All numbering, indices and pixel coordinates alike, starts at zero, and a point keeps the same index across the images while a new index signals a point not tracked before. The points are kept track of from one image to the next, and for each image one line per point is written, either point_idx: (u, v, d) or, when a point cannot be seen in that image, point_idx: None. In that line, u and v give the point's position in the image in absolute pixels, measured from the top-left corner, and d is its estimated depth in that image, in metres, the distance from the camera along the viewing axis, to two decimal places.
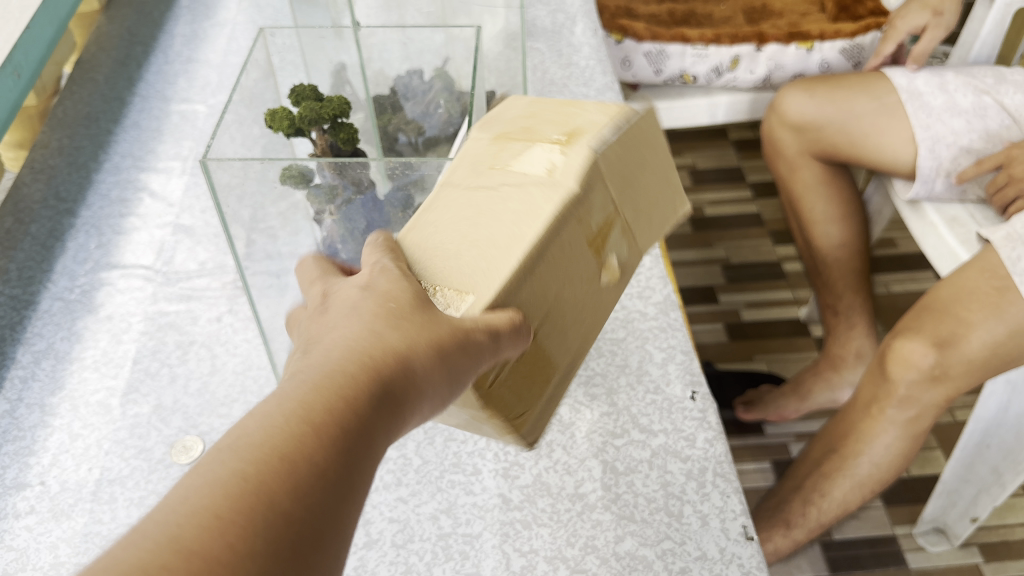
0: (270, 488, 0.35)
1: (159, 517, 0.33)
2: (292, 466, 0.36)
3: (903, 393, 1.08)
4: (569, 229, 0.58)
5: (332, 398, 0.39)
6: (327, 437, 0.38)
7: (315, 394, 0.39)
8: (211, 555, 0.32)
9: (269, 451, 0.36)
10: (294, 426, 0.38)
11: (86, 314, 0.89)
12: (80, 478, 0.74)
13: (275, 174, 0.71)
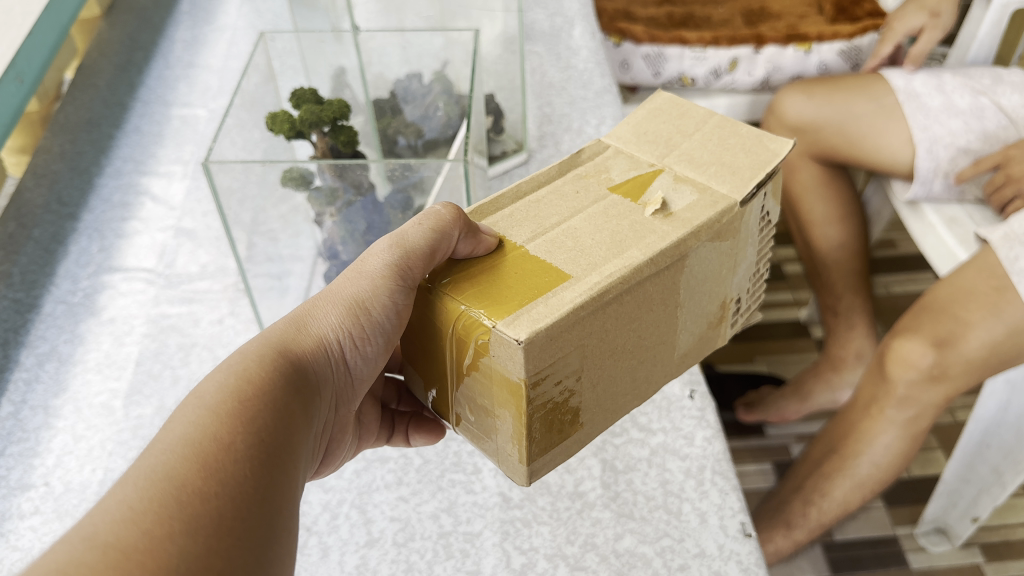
0: (200, 481, 0.42)
1: (91, 533, 0.39)
2: (205, 484, 0.42)
3: (902, 393, 1.08)
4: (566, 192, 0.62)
5: (235, 405, 0.47)
6: (234, 456, 0.45)
7: (223, 402, 0.47)
8: (155, 539, 0.39)
9: (190, 450, 0.44)
10: (209, 430, 0.45)
11: (88, 317, 0.90)
12: (84, 479, 0.75)
13: (275, 177, 0.72)
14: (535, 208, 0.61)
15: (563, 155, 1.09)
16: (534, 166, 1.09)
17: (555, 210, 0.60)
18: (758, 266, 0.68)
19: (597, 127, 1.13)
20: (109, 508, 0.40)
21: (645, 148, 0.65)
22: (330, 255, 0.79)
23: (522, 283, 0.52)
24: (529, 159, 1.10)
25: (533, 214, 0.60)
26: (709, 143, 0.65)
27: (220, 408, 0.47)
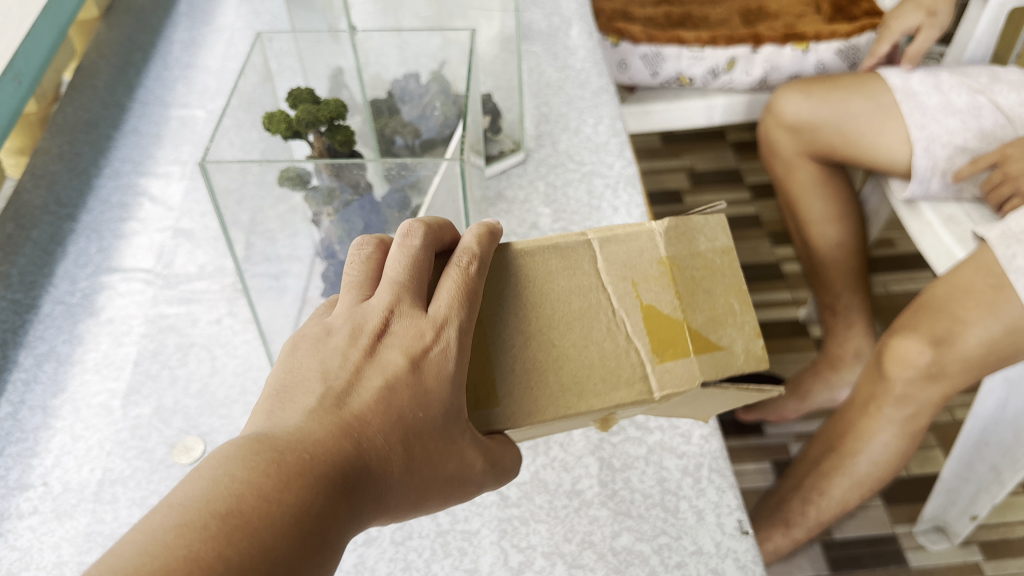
0: (217, 550, 0.36)
1: None
2: (218, 549, 0.37)
3: (901, 391, 1.08)
4: (610, 360, 0.54)
5: (278, 503, 0.40)
6: (259, 522, 0.39)
7: (285, 494, 0.40)
8: None
9: (209, 540, 0.37)
10: (237, 485, 0.40)
11: (86, 317, 0.90)
12: (83, 479, 0.75)
13: (272, 177, 0.71)
14: (561, 347, 0.54)
15: (561, 155, 1.10)
16: (532, 166, 1.09)
17: (579, 364, 0.54)
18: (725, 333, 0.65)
19: (595, 127, 1.14)
20: (119, 569, 0.35)
21: (700, 362, 0.54)
22: (327, 254, 0.80)
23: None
24: (526, 158, 1.10)
25: (555, 375, 0.54)
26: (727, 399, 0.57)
27: (274, 473, 0.41)
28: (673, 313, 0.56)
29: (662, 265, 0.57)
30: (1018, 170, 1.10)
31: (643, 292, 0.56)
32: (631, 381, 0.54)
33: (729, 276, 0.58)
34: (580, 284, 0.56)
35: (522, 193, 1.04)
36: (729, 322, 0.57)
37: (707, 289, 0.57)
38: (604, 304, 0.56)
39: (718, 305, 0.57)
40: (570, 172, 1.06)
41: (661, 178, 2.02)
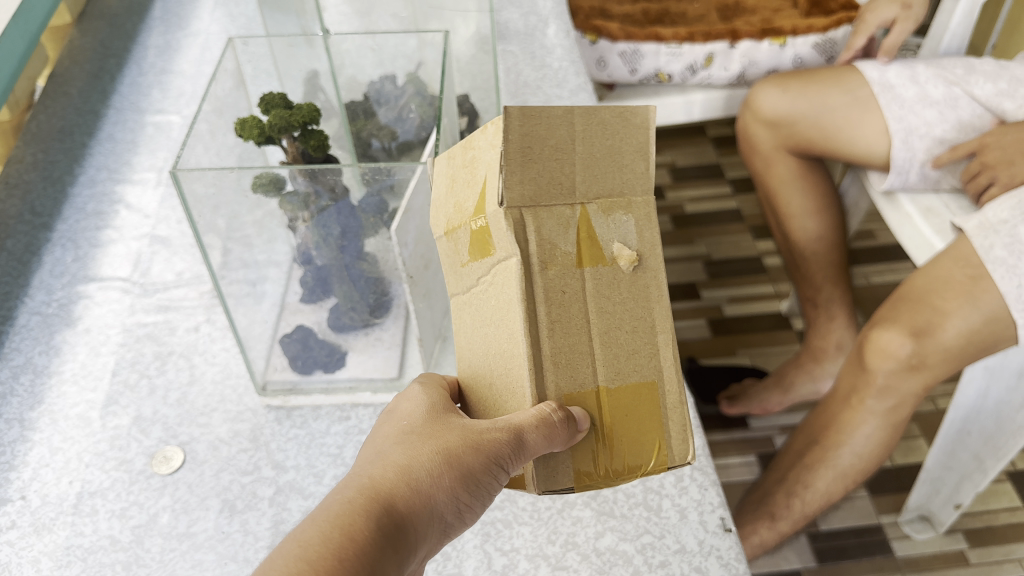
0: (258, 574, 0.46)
1: None
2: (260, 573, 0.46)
3: (882, 383, 1.08)
4: (501, 299, 0.55)
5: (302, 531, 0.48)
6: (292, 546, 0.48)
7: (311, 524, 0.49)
8: None
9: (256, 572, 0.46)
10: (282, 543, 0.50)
11: (63, 327, 0.89)
12: (61, 492, 0.74)
13: (246, 183, 0.70)
14: (487, 342, 0.58)
15: None
16: None
17: (503, 336, 0.56)
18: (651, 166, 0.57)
19: None
20: None
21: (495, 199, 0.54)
22: (304, 260, 0.78)
23: (640, 444, 0.56)
24: None
25: (503, 352, 0.56)
26: (539, 155, 0.53)
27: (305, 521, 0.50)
28: (468, 229, 0.57)
29: (450, 235, 0.60)
30: (995, 157, 1.10)
31: (465, 254, 0.59)
32: (513, 283, 0.54)
33: (457, 154, 0.59)
34: (472, 315, 0.59)
35: None
36: (478, 161, 0.56)
37: (463, 189, 0.59)
38: (480, 287, 0.58)
39: (467, 178, 0.58)
40: None
41: None
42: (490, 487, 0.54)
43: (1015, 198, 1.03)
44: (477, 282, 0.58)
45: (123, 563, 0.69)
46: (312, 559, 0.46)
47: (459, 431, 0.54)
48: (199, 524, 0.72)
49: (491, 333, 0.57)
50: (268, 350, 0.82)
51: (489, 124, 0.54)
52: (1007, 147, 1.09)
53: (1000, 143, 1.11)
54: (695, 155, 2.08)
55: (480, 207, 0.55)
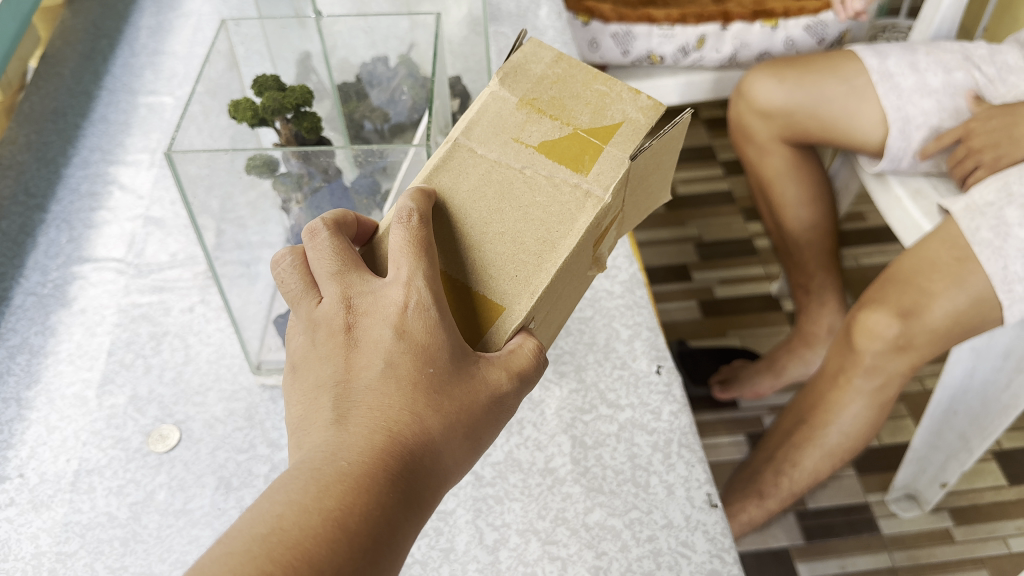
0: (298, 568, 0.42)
1: None
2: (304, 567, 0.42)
3: (869, 363, 1.09)
4: (548, 206, 0.57)
5: (338, 516, 0.44)
6: (327, 530, 0.44)
7: (343, 502, 0.45)
8: None
9: (280, 562, 0.42)
10: (295, 504, 0.44)
11: (59, 308, 0.90)
12: (58, 470, 0.75)
13: (240, 165, 0.70)
14: (492, 216, 0.57)
15: None
16: None
17: (528, 231, 0.57)
18: None
19: None
20: None
21: (619, 144, 0.59)
22: (296, 241, 0.79)
23: None
24: None
25: (504, 261, 0.56)
26: (665, 150, 0.63)
27: (324, 484, 0.45)
28: (563, 130, 0.60)
29: (524, 107, 0.61)
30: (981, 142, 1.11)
31: (530, 137, 0.60)
32: (581, 205, 0.57)
33: (578, 72, 0.64)
34: (475, 193, 0.58)
35: None
36: (610, 103, 0.62)
37: (571, 95, 0.62)
38: (515, 172, 0.58)
39: (584, 95, 0.62)
40: None
41: None
42: (485, 442, 0.54)
43: (1002, 180, 1.04)
44: (520, 165, 0.59)
45: (122, 538, 0.71)
46: (349, 550, 0.43)
47: (478, 379, 0.52)
48: (195, 501, 0.73)
49: (500, 221, 0.57)
50: (262, 330, 0.83)
51: (649, 97, 0.62)
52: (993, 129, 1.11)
53: (986, 127, 1.12)
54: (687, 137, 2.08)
55: (592, 133, 0.60)
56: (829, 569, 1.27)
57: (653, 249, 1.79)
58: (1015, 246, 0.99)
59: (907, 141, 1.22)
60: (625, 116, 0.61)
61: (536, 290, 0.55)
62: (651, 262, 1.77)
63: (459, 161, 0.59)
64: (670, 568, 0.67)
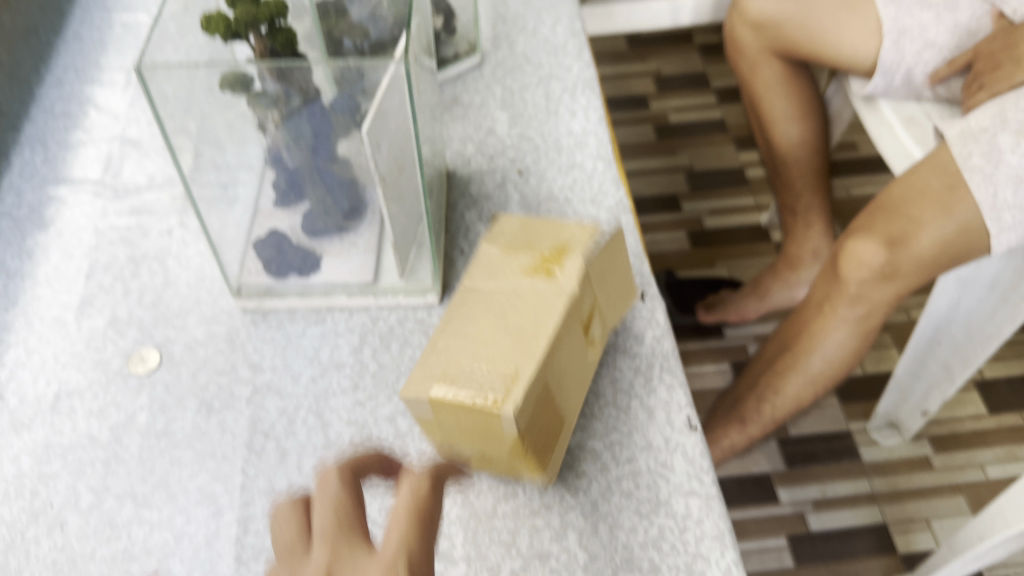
0: None
1: None
2: None
3: (854, 292, 0.99)
4: (536, 313, 0.67)
5: None
6: None
7: None
8: None
9: None
10: None
11: (36, 230, 0.89)
12: (38, 392, 0.76)
13: (213, 81, 0.68)
14: (493, 350, 0.65)
15: (517, 57, 1.07)
16: (488, 69, 1.06)
17: (523, 323, 0.66)
18: (655, 356, 0.77)
19: (552, 28, 1.11)
20: None
21: (581, 258, 0.70)
22: (275, 160, 0.76)
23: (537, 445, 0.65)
24: (482, 61, 1.07)
25: (502, 372, 0.63)
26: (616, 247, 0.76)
27: None
28: (529, 261, 0.71)
29: (506, 253, 0.73)
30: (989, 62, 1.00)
31: (512, 268, 0.71)
32: (556, 297, 0.68)
33: (538, 223, 0.76)
34: (481, 342, 0.65)
35: (478, 100, 1.02)
36: (564, 231, 0.74)
37: (539, 237, 0.74)
38: (506, 292, 0.69)
39: (546, 235, 0.74)
40: (527, 76, 1.05)
41: (628, 82, 1.81)
42: None
43: (1000, 105, 0.94)
44: (506, 290, 0.69)
45: (103, 460, 0.71)
46: None
47: None
48: (176, 423, 0.73)
49: (502, 344, 0.65)
50: (242, 253, 0.81)
51: (589, 225, 0.74)
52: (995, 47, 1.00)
53: (991, 45, 1.00)
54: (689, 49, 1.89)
55: (557, 259, 0.70)
56: (809, 495, 1.16)
57: (640, 180, 1.63)
58: (1007, 173, 0.90)
59: (902, 54, 1.08)
60: (570, 236, 0.73)
61: (534, 354, 0.64)
62: (639, 191, 1.62)
63: (468, 300, 0.69)
64: (649, 489, 0.68)
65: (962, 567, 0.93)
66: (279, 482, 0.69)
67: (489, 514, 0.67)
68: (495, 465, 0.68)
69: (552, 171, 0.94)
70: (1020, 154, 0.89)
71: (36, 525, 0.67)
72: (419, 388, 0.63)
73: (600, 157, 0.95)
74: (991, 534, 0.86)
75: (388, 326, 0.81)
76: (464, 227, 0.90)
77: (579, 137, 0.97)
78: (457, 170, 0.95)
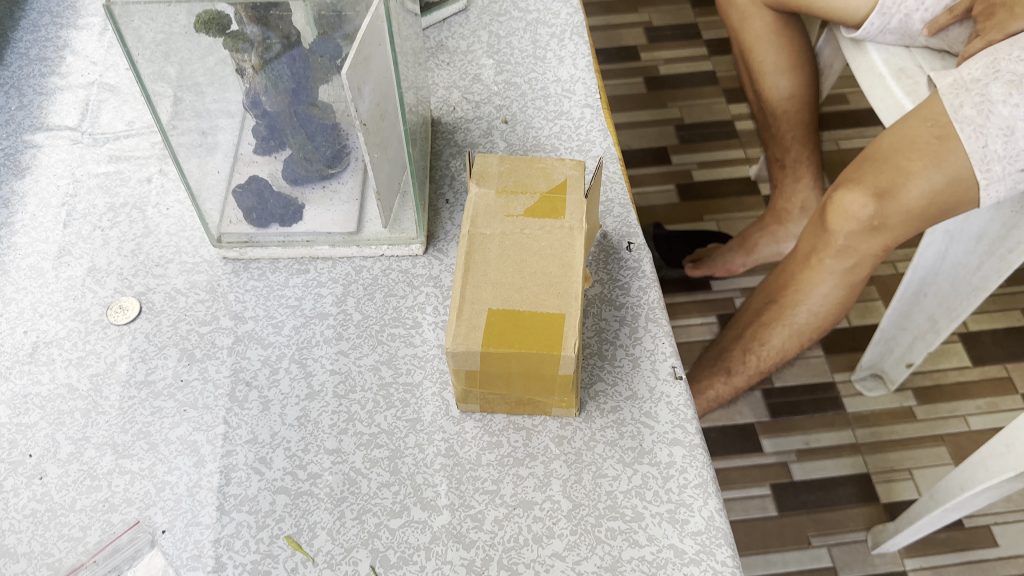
0: None
1: None
2: None
3: (841, 245, 0.95)
4: (551, 253, 0.67)
5: None
6: None
7: None
8: None
9: None
10: None
11: (12, 177, 0.87)
12: (16, 342, 0.75)
13: (188, 24, 0.65)
14: (523, 297, 0.65)
15: (505, 1, 1.05)
16: (475, 14, 1.04)
17: (546, 267, 0.67)
18: (634, 288, 0.78)
19: None
20: None
21: (577, 194, 0.72)
22: (253, 106, 0.72)
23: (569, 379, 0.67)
24: (469, 5, 1.04)
25: (538, 316, 0.64)
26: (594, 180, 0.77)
27: None
28: (532, 199, 0.71)
29: (502, 195, 0.71)
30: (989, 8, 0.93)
31: (516, 210, 0.70)
32: (572, 236, 0.68)
33: (521, 161, 0.75)
34: (507, 292, 0.65)
35: (464, 45, 1.00)
36: (551, 168, 0.74)
37: (526, 172, 0.74)
38: (515, 234, 0.69)
39: (532, 173, 0.73)
40: (515, 21, 1.03)
41: (618, 33, 1.74)
42: None
43: (990, 55, 0.88)
44: (515, 233, 0.69)
45: (82, 410, 0.71)
46: None
47: None
48: (157, 373, 0.73)
49: (529, 294, 0.65)
50: (222, 202, 0.78)
51: (571, 160, 0.75)
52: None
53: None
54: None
55: (557, 194, 0.71)
56: (793, 445, 1.15)
57: (628, 132, 1.57)
58: (998, 124, 0.85)
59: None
60: (562, 173, 0.74)
61: (573, 293, 0.65)
62: (626, 144, 1.56)
63: (476, 248, 0.68)
64: (632, 438, 0.68)
65: (942, 515, 0.93)
66: (262, 432, 0.69)
67: (472, 463, 0.67)
68: (510, 403, 0.69)
69: (540, 119, 0.92)
70: (1011, 105, 0.85)
71: (15, 476, 0.67)
72: (468, 339, 0.62)
73: (587, 106, 0.93)
74: (973, 483, 0.86)
75: (372, 276, 0.80)
76: (449, 175, 0.89)
77: (567, 84, 0.95)
78: (443, 117, 0.93)
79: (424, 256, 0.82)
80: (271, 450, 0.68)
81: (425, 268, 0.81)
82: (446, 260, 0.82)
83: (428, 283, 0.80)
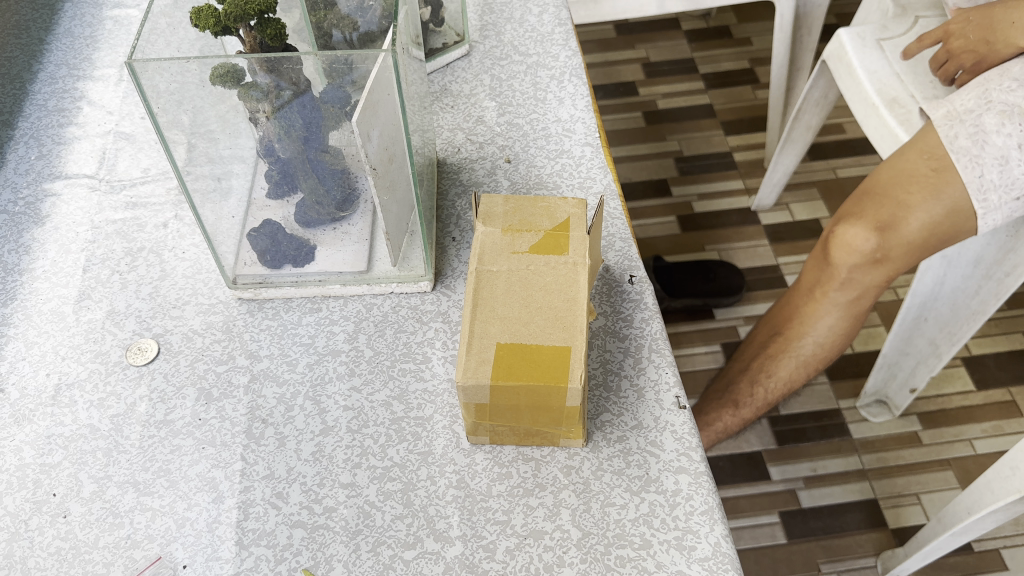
0: None
1: None
2: None
3: (845, 277, 0.94)
4: (554, 286, 0.70)
5: None
6: None
7: None
8: None
9: None
10: None
11: (32, 225, 0.90)
12: (39, 384, 0.77)
13: (205, 74, 0.67)
14: (528, 329, 0.67)
15: (506, 46, 1.09)
16: (477, 58, 1.08)
17: (552, 301, 0.69)
18: (636, 316, 0.81)
19: (540, 16, 1.13)
20: None
21: (580, 230, 0.74)
22: (267, 153, 0.74)
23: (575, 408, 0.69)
24: (471, 50, 1.08)
25: (544, 348, 0.66)
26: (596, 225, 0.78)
27: None
28: (536, 236, 0.74)
29: (507, 234, 0.74)
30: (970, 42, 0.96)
31: (521, 247, 0.73)
32: (574, 271, 0.71)
33: (524, 201, 0.77)
34: (514, 327, 0.67)
35: (467, 89, 1.03)
36: (556, 207, 0.77)
37: (529, 210, 0.76)
38: (521, 270, 0.71)
39: (534, 211, 0.76)
40: (515, 65, 1.06)
41: (615, 69, 1.78)
42: None
43: (982, 86, 0.91)
44: (523, 269, 0.71)
45: (104, 449, 0.73)
46: None
47: None
48: (176, 412, 0.75)
49: (534, 329, 0.67)
50: (236, 245, 0.81)
51: (572, 198, 0.77)
52: (973, 26, 0.96)
53: (967, 29, 0.97)
54: (680, 29, 1.86)
55: (561, 230, 0.74)
56: (800, 472, 1.16)
57: (628, 165, 1.60)
58: (993, 153, 0.87)
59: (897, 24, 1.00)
60: (563, 213, 0.76)
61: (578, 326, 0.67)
62: (626, 177, 1.58)
63: (485, 284, 0.70)
64: (639, 466, 0.70)
65: (951, 539, 0.94)
66: (279, 467, 0.71)
67: (483, 494, 0.69)
68: (517, 436, 0.71)
69: (542, 158, 0.95)
70: (1004, 135, 0.87)
71: (40, 515, 0.69)
72: (477, 373, 0.65)
73: (587, 144, 0.96)
74: (979, 506, 0.88)
75: (382, 313, 0.83)
76: (455, 214, 0.92)
77: (567, 124, 0.98)
78: (448, 158, 0.96)
79: (432, 292, 0.85)
80: (287, 485, 0.70)
81: (434, 304, 0.84)
82: (453, 296, 0.84)
83: (437, 318, 0.82)
